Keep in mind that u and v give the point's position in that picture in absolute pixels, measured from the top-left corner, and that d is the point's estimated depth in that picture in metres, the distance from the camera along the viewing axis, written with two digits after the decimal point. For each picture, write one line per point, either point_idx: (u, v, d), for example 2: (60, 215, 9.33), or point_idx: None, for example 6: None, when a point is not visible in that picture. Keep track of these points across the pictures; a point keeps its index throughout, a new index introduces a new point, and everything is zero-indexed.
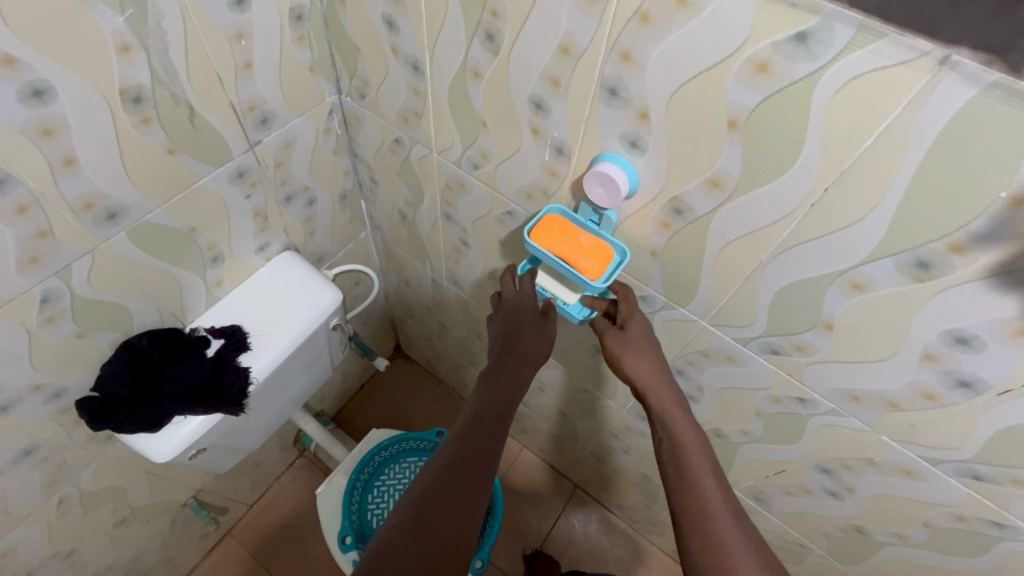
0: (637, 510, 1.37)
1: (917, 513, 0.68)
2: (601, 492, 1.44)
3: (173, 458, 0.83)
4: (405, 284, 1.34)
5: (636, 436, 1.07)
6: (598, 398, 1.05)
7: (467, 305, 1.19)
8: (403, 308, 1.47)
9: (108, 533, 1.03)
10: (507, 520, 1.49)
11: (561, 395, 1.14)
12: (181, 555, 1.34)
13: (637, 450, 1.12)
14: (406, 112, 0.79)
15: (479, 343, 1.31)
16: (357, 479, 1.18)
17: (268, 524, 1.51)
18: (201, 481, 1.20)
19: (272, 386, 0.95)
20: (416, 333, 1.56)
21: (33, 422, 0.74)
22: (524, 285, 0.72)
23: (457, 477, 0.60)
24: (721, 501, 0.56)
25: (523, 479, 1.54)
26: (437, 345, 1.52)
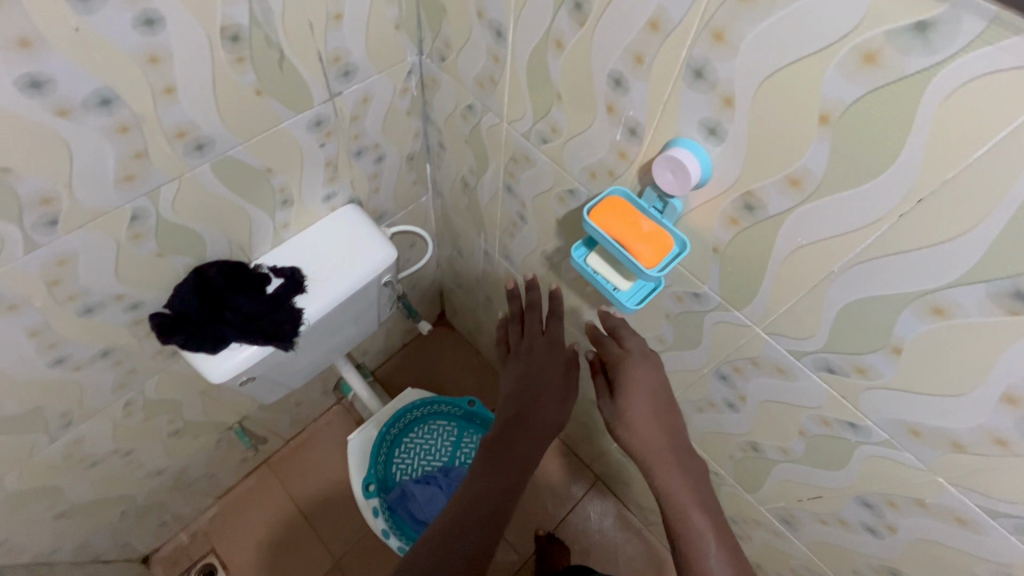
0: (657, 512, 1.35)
1: (963, 566, 0.63)
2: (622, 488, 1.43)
3: (227, 380, 0.89)
4: (458, 252, 1.36)
5: None
6: None
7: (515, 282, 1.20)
8: (452, 276, 1.50)
9: (163, 440, 1.13)
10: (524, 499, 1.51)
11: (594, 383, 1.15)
12: (222, 473, 1.45)
13: None
14: (482, 79, 0.79)
15: None
16: (386, 433, 1.22)
17: (301, 460, 1.60)
18: (247, 409, 1.29)
19: (321, 330, 0.99)
20: (462, 303, 1.58)
21: (112, 327, 0.81)
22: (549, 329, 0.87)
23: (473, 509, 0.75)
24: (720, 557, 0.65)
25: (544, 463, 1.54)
26: (481, 318, 1.54)
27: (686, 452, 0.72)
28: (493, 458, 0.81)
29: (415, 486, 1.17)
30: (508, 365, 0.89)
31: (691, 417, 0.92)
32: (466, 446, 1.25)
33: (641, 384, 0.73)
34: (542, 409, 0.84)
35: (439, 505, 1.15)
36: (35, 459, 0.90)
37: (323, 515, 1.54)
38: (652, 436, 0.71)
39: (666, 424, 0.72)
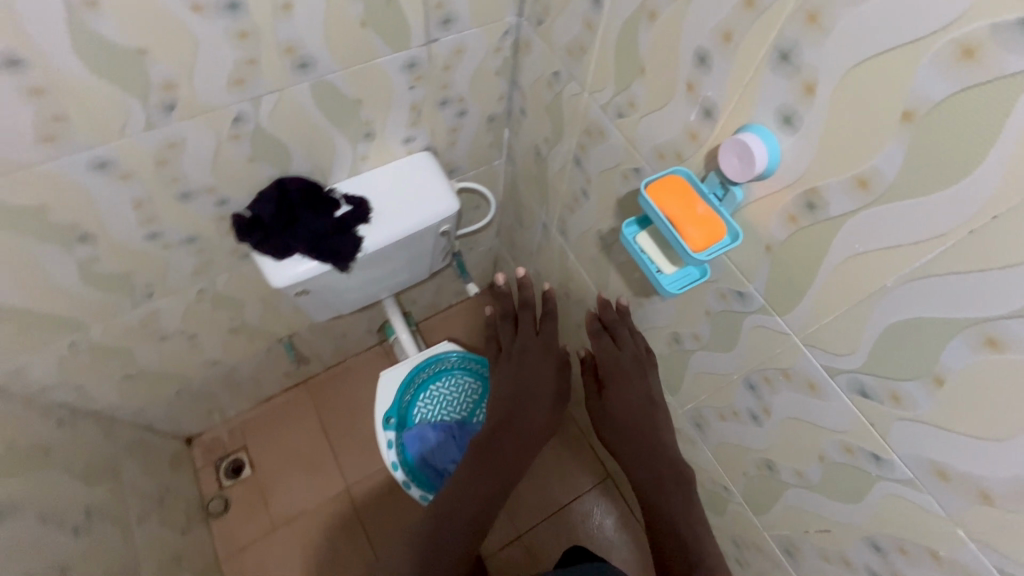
0: None
1: None
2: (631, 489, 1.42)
3: (285, 287, 0.98)
4: (518, 222, 1.39)
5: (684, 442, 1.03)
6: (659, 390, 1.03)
7: (566, 259, 1.21)
8: (509, 246, 1.53)
9: (223, 334, 1.25)
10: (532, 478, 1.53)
11: None
12: (267, 381, 1.58)
13: None
14: (573, 46, 0.81)
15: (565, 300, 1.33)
16: (415, 376, 1.28)
17: (337, 387, 1.71)
18: (298, 325, 1.39)
19: (376, 263, 1.06)
20: (513, 274, 1.62)
21: (200, 217, 0.91)
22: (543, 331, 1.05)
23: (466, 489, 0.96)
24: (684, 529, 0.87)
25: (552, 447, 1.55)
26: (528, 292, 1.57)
27: (662, 445, 0.94)
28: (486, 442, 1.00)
29: (431, 431, 1.23)
30: (502, 362, 1.09)
31: (711, 424, 0.90)
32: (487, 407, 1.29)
33: (625, 393, 0.96)
34: (531, 404, 1.04)
35: (451, 453, 1.21)
36: (118, 320, 1.02)
37: (346, 441, 1.65)
38: (631, 432, 0.95)
39: (645, 424, 0.94)
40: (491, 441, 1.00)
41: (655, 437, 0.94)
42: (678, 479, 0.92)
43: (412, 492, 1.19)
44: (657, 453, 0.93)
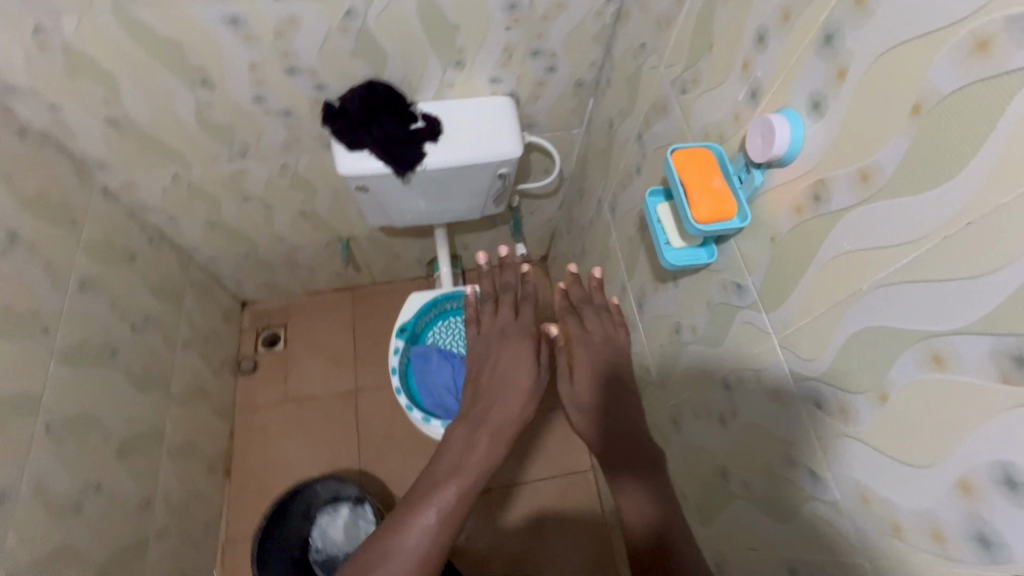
0: None
1: None
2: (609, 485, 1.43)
3: (348, 178, 1.09)
4: (580, 196, 1.42)
5: (661, 439, 1.03)
6: (653, 381, 1.04)
7: (610, 239, 1.23)
8: (567, 219, 1.57)
9: (295, 214, 1.41)
10: (521, 441, 1.56)
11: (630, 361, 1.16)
12: (320, 274, 1.74)
13: None
14: (662, 18, 0.83)
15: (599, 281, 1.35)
16: (439, 302, 1.36)
17: (378, 302, 1.86)
18: (358, 230, 1.53)
19: (432, 184, 1.15)
20: (564, 249, 1.66)
21: (299, 95, 1.04)
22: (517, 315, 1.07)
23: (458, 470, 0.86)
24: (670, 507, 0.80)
25: (548, 418, 1.59)
26: (572, 269, 1.60)
27: (637, 437, 0.88)
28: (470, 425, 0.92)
29: (437, 354, 1.32)
30: (478, 341, 1.06)
31: (687, 423, 0.90)
32: None
33: (596, 374, 0.95)
34: (501, 400, 0.95)
35: (447, 379, 1.29)
36: (215, 168, 1.19)
37: (369, 351, 1.79)
38: (599, 415, 0.92)
39: (615, 411, 0.92)
40: (469, 441, 0.89)
41: (626, 425, 0.90)
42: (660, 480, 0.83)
43: (400, 398, 1.26)
44: (631, 445, 0.87)
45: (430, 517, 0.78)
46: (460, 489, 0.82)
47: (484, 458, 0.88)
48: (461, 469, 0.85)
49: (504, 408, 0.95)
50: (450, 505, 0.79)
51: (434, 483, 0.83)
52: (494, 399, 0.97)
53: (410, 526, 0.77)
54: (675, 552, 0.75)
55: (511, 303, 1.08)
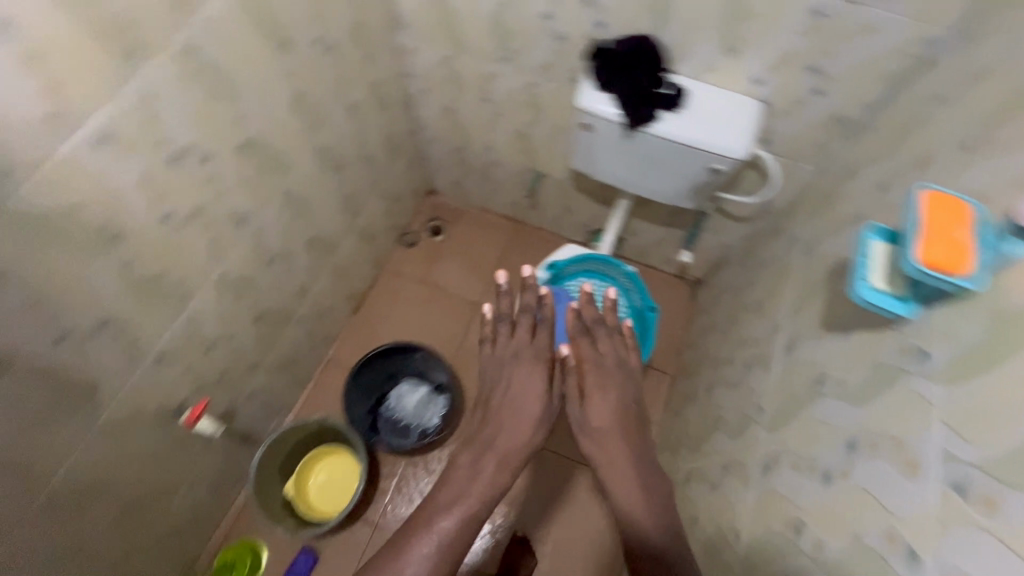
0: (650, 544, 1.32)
1: None
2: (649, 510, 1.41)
3: (580, 113, 1.18)
4: (773, 232, 1.37)
5: (738, 479, 0.99)
6: (760, 423, 1.00)
7: (785, 279, 1.18)
8: (745, 251, 1.52)
9: (513, 131, 1.55)
10: None
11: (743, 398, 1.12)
12: (500, 196, 1.91)
13: (721, 493, 1.05)
14: (978, 72, 0.76)
15: (749, 317, 1.31)
16: (592, 260, 1.42)
17: (531, 244, 1.98)
18: (553, 171, 1.64)
19: (647, 152, 1.19)
20: (725, 278, 1.61)
21: (581, 25, 1.14)
22: (532, 342, 1.11)
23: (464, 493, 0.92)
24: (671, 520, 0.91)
25: None
26: (723, 299, 1.56)
27: (641, 469, 0.97)
28: (479, 449, 0.98)
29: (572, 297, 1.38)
30: (492, 360, 1.12)
31: (779, 471, 0.86)
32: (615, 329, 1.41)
33: (606, 402, 1.04)
34: (509, 427, 1.01)
35: None
36: (479, 63, 1.36)
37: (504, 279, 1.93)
38: (610, 441, 1.00)
39: (620, 441, 1.00)
40: (477, 474, 0.94)
41: (628, 455, 0.98)
42: (658, 513, 0.91)
43: None
44: (633, 479, 0.95)
45: (428, 550, 0.84)
46: (462, 518, 0.88)
47: (494, 481, 0.94)
48: (466, 502, 0.90)
49: (513, 434, 1.00)
50: (451, 539, 0.85)
51: (437, 511, 0.89)
52: (507, 423, 1.02)
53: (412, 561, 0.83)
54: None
55: (529, 327, 1.12)
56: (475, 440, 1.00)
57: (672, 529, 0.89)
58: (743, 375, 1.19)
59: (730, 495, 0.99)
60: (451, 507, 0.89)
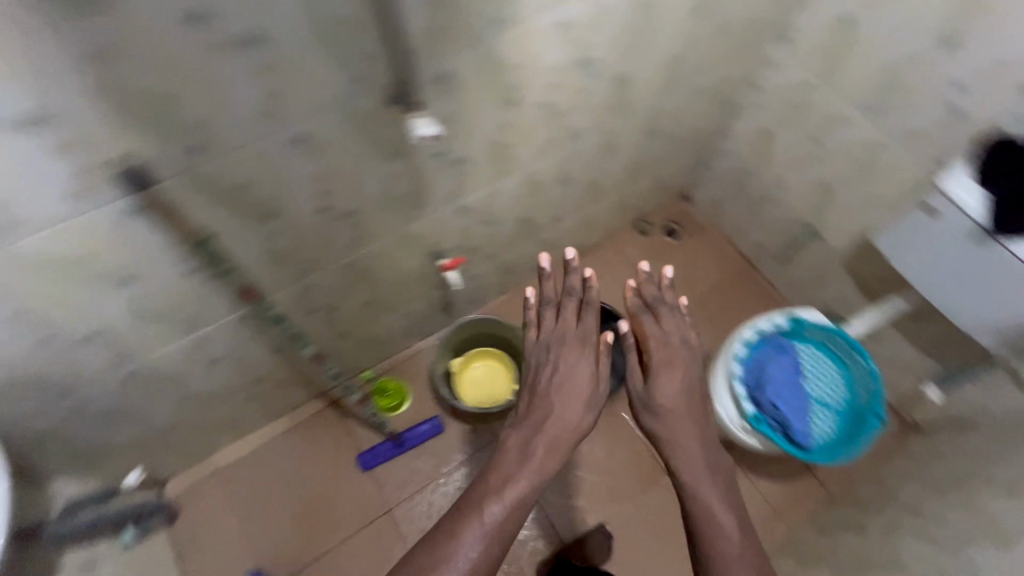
0: None
1: None
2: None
3: (934, 192, 1.10)
4: None
5: None
6: None
7: None
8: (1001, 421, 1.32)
9: (818, 179, 1.50)
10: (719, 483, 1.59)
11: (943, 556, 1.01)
12: (748, 233, 1.86)
13: None
14: None
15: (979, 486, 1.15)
16: (838, 337, 1.28)
17: (751, 290, 1.91)
18: (830, 235, 1.56)
19: (983, 265, 1.08)
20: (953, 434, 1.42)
21: (998, 112, 1.05)
22: (571, 325, 0.97)
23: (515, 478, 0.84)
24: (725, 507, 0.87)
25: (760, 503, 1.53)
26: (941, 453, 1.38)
27: (708, 447, 0.92)
28: (529, 435, 0.88)
29: (793, 361, 1.30)
30: (535, 345, 0.98)
31: None
32: (822, 415, 1.27)
33: (669, 380, 0.95)
34: (558, 412, 0.89)
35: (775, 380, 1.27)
36: (841, 103, 1.32)
37: (708, 306, 1.89)
38: (681, 420, 0.93)
39: (688, 419, 0.93)
40: (530, 467, 0.85)
41: (693, 434, 0.92)
42: (717, 497, 0.88)
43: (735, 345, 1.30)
44: (699, 462, 0.90)
45: (472, 554, 0.77)
46: (513, 509, 0.82)
47: (544, 466, 0.86)
48: (514, 501, 0.82)
49: (562, 419, 0.89)
50: (494, 543, 0.79)
51: (485, 497, 0.83)
52: (557, 405, 0.91)
53: (455, 565, 0.76)
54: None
55: (572, 309, 0.98)
56: (521, 429, 0.89)
57: (735, 514, 0.87)
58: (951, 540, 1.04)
59: None
60: (497, 507, 0.81)
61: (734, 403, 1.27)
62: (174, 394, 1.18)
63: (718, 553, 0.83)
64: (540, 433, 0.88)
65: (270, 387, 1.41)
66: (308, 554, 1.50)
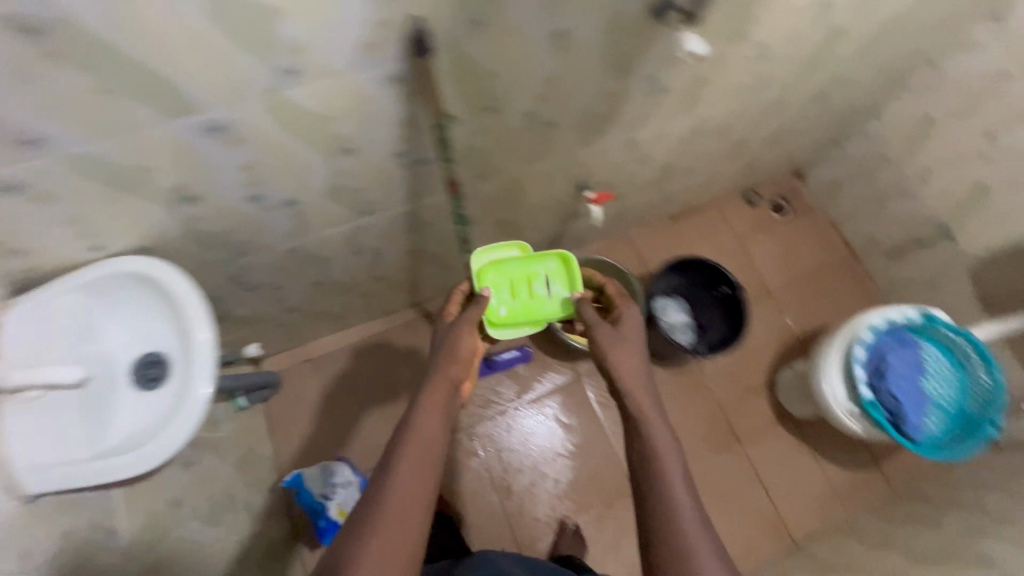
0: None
1: None
2: (800, 564, 1.44)
3: None
4: None
5: None
6: None
7: None
8: None
9: (972, 185, 1.46)
10: (787, 456, 1.66)
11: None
12: (862, 225, 1.82)
13: None
14: None
15: None
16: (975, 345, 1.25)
17: (852, 275, 1.86)
18: (957, 244, 1.54)
19: None
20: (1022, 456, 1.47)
21: None
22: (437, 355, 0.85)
23: (409, 466, 0.72)
24: (672, 475, 0.73)
25: (818, 483, 1.64)
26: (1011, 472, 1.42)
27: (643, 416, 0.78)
28: (415, 441, 0.74)
29: (916, 357, 1.28)
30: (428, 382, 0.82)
31: None
32: (933, 413, 1.26)
33: (622, 367, 0.82)
34: (425, 403, 0.78)
35: (902, 367, 1.26)
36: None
37: (809, 289, 1.84)
38: (633, 384, 0.81)
39: (635, 372, 0.82)
40: (436, 392, 0.79)
41: (642, 377, 0.82)
42: (657, 454, 0.75)
43: (863, 330, 1.28)
44: (654, 422, 0.77)
45: (392, 505, 0.69)
46: (419, 468, 0.72)
47: (438, 433, 0.76)
48: (420, 472, 0.72)
49: (427, 410, 0.77)
50: (402, 503, 0.69)
51: (385, 498, 0.69)
52: (438, 399, 0.79)
53: (376, 541, 0.66)
54: (660, 527, 0.70)
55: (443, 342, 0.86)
56: (405, 424, 0.76)
57: (673, 477, 0.73)
58: None
59: None
60: (393, 468, 0.72)
61: (846, 382, 1.29)
62: (314, 278, 1.20)
63: (659, 492, 0.72)
64: (422, 432, 0.75)
65: (386, 287, 1.44)
66: None
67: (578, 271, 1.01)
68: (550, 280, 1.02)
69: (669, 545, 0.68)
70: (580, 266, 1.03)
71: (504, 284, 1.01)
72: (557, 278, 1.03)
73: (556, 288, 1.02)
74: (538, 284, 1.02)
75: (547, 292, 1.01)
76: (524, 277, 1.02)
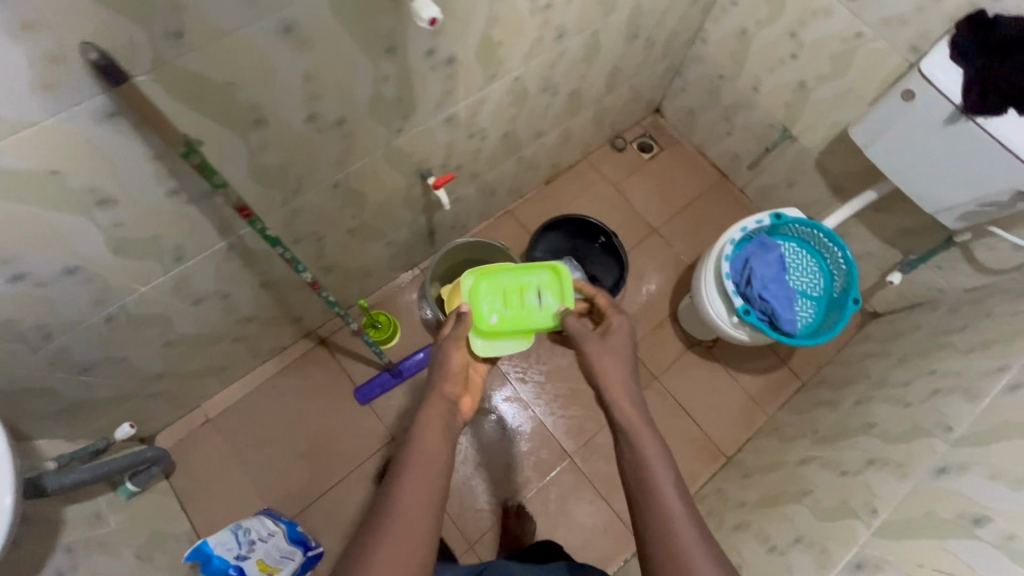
0: (722, 497, 1.45)
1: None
2: (733, 476, 1.51)
3: (915, 81, 1.13)
4: (985, 292, 1.36)
5: (871, 470, 1.04)
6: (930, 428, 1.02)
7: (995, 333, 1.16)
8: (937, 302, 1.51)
9: (795, 85, 1.53)
10: (706, 380, 1.72)
11: (900, 409, 1.16)
12: (721, 145, 1.88)
13: (842, 479, 1.09)
14: None
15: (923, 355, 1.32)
16: (819, 231, 1.34)
17: (725, 195, 1.94)
18: (800, 142, 1.63)
19: (950, 153, 1.15)
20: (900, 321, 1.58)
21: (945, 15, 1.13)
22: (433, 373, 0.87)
23: (411, 477, 0.71)
24: (663, 477, 0.74)
25: (739, 396, 1.71)
26: (892, 338, 1.53)
27: (631, 421, 0.79)
28: (417, 454, 0.74)
29: (778, 258, 1.35)
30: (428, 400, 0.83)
31: (947, 473, 0.89)
32: (800, 304, 1.35)
33: (607, 373, 0.83)
34: (423, 419, 0.78)
35: (767, 271, 1.32)
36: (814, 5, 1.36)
37: (690, 217, 1.90)
38: (616, 388, 0.82)
39: (623, 384, 0.83)
40: (435, 408, 0.81)
41: (629, 390, 0.82)
42: (647, 458, 0.75)
43: (724, 247, 1.34)
44: (642, 427, 0.78)
45: (400, 514, 0.68)
46: (421, 478, 0.71)
47: (437, 443, 0.76)
48: (426, 483, 0.71)
49: (426, 426, 0.77)
50: (405, 514, 0.68)
51: (393, 512, 0.68)
52: (435, 413, 0.79)
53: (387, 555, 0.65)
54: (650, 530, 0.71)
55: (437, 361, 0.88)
56: (406, 441, 0.76)
57: (666, 480, 0.73)
58: (922, 398, 1.13)
59: (852, 481, 1.06)
60: (397, 480, 0.71)
61: (726, 301, 1.33)
62: (164, 339, 1.12)
63: (650, 494, 0.73)
64: (421, 444, 0.75)
65: (260, 327, 1.38)
66: (318, 489, 1.52)
67: (569, 281, 0.99)
68: (542, 292, 1.00)
69: (661, 550, 0.69)
70: (572, 277, 1.00)
71: (495, 293, 0.99)
72: (550, 288, 1.01)
73: (548, 299, 0.99)
74: (530, 294, 0.99)
75: (540, 303, 0.98)
76: (516, 286, 1.00)
